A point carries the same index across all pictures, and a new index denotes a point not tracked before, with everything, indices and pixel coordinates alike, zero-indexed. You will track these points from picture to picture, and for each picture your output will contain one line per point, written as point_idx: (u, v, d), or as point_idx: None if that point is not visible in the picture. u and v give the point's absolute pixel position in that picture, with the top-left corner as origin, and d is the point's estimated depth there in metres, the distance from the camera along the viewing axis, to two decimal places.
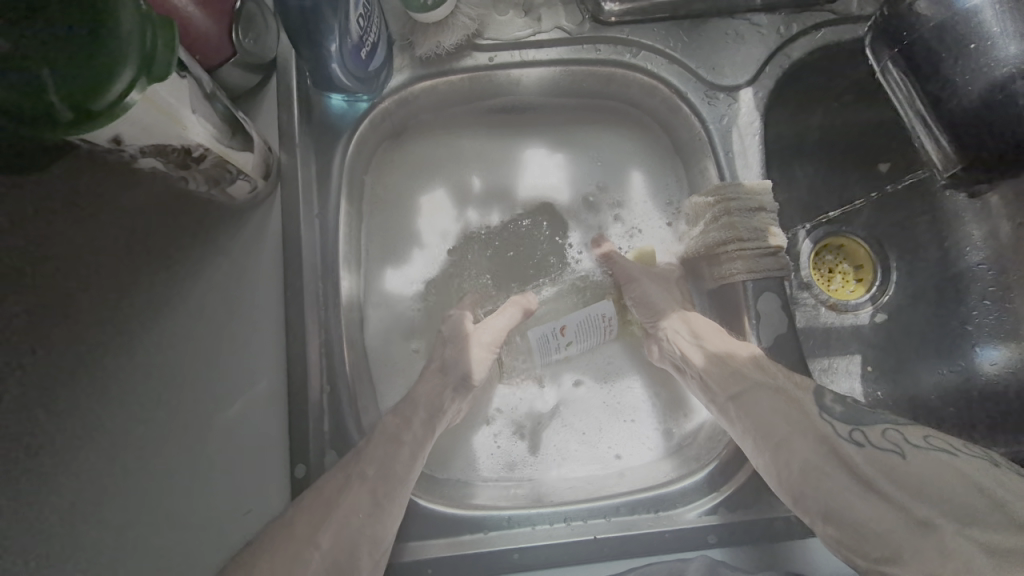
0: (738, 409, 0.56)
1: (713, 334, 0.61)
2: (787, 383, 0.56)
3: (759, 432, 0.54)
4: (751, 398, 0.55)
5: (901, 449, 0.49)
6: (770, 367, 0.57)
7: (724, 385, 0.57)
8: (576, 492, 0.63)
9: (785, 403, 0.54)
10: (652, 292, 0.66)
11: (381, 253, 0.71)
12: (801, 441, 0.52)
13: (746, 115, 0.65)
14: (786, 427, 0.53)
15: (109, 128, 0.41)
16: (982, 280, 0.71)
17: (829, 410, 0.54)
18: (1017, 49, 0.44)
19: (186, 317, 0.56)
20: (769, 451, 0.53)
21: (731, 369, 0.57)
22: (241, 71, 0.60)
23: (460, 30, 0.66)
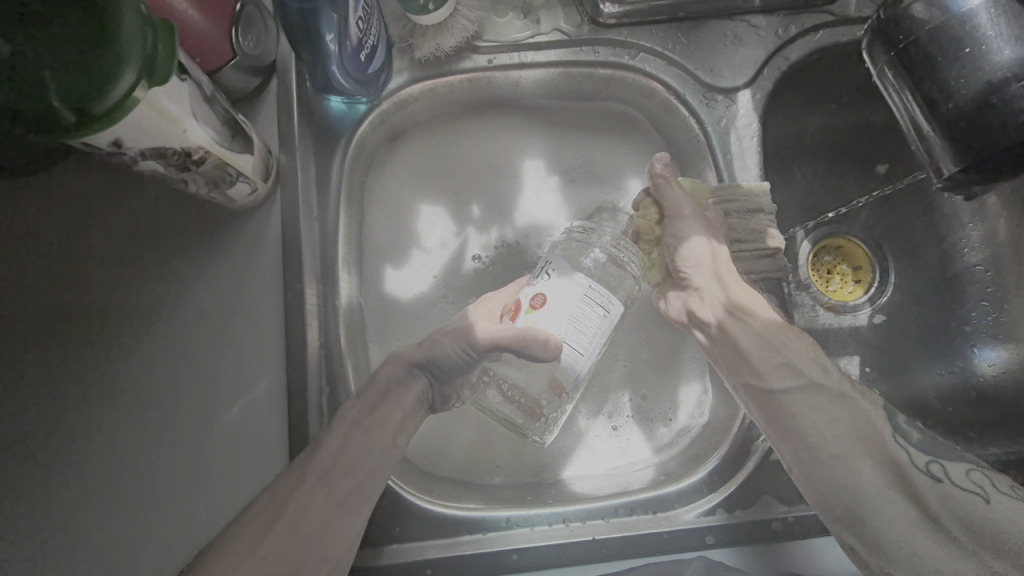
0: (787, 404, 0.53)
1: (763, 314, 0.57)
2: (854, 393, 0.54)
3: (811, 440, 0.51)
4: (807, 399, 0.53)
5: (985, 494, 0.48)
6: (833, 371, 0.55)
7: (778, 373, 0.55)
8: (598, 489, 0.63)
9: (846, 410, 0.53)
10: (694, 233, 0.59)
11: (381, 260, 0.71)
12: (862, 464, 0.50)
13: (744, 116, 0.66)
14: (847, 442, 0.51)
15: (109, 132, 0.41)
16: (981, 280, 0.71)
17: (905, 434, 0.52)
18: (1012, 52, 0.44)
19: (186, 320, 0.56)
20: (817, 464, 0.51)
21: (788, 360, 0.55)
22: (241, 73, 0.60)
23: (460, 33, 0.66)
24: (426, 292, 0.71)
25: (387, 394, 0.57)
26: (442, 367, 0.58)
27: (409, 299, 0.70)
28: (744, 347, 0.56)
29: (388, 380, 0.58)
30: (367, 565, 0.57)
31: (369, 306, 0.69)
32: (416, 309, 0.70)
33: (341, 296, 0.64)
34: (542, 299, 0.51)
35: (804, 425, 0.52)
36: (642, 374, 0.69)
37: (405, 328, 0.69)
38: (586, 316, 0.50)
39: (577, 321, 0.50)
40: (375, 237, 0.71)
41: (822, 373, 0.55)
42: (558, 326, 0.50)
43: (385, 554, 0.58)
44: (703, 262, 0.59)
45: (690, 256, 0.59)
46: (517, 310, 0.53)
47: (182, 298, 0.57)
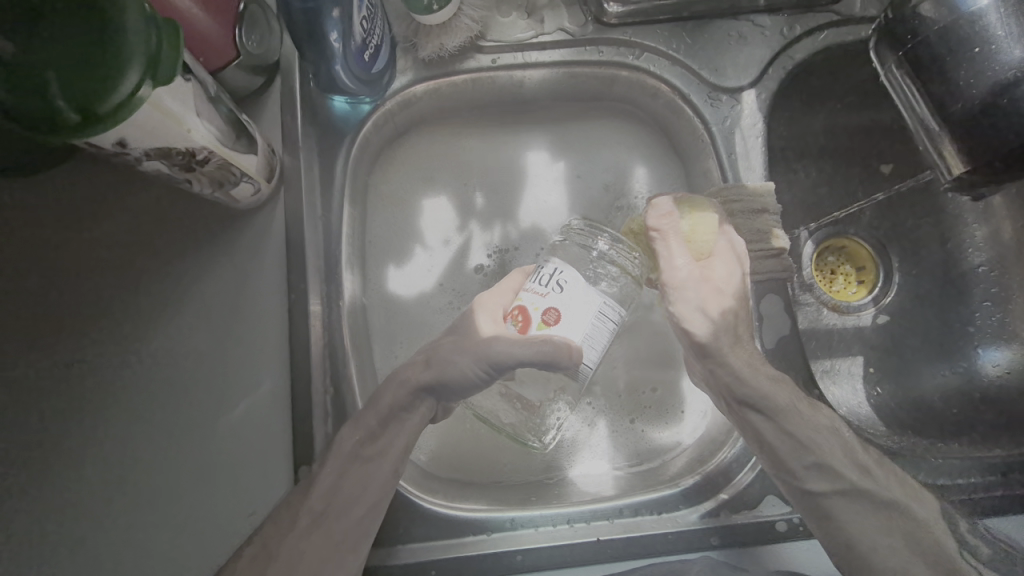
0: (824, 508, 0.51)
1: (794, 412, 0.54)
2: (902, 497, 0.50)
3: (841, 535, 0.50)
4: (846, 503, 0.51)
5: None
6: (875, 475, 0.51)
7: (810, 474, 0.52)
8: (595, 493, 0.63)
9: (895, 522, 0.49)
10: (692, 295, 0.57)
11: (384, 261, 0.71)
12: (876, 522, 0.50)
13: (749, 117, 0.66)
14: (884, 541, 0.49)
15: (114, 131, 0.41)
16: (983, 281, 0.71)
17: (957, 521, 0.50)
18: (1021, 52, 0.44)
19: (190, 320, 0.56)
20: (845, 549, 0.50)
21: (822, 465, 0.52)
22: (245, 73, 0.60)
23: (464, 32, 0.66)
24: (430, 293, 0.70)
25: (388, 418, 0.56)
26: (448, 387, 0.57)
27: (411, 299, 0.70)
28: (774, 449, 0.53)
29: (393, 405, 0.56)
30: (371, 565, 0.57)
31: (372, 303, 0.70)
32: (419, 309, 0.70)
33: (345, 295, 0.64)
34: (557, 313, 0.50)
35: (844, 526, 0.50)
36: (643, 380, 0.69)
37: (409, 325, 0.69)
38: (599, 329, 0.51)
39: (593, 335, 0.50)
40: (377, 238, 0.71)
41: (861, 474, 0.51)
42: (576, 341, 0.50)
43: (389, 554, 0.58)
44: (705, 339, 0.57)
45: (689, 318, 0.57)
46: (524, 318, 0.52)
47: (186, 298, 0.57)
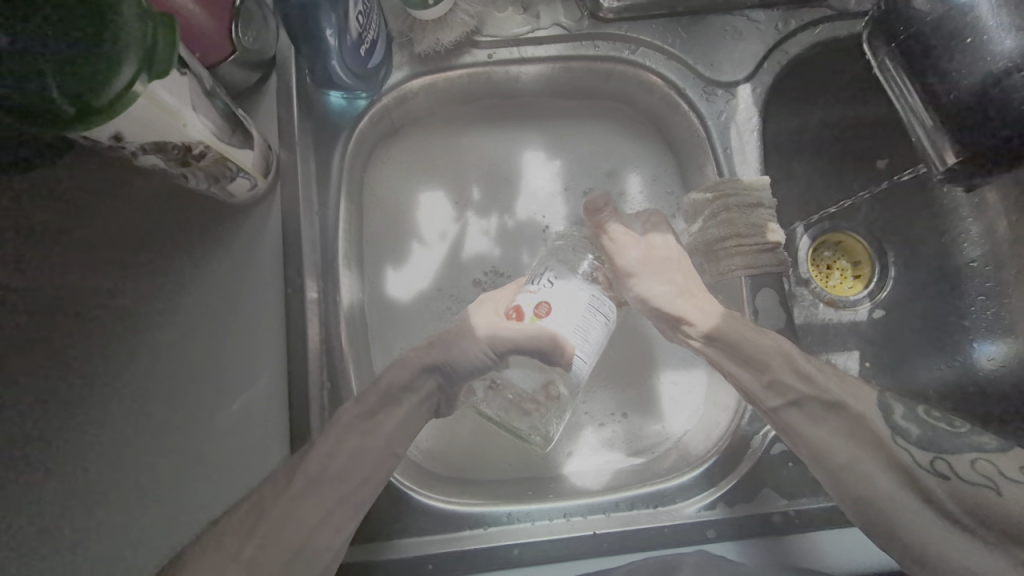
0: (789, 423, 0.52)
1: (738, 326, 0.56)
2: (844, 395, 0.51)
3: (815, 457, 0.50)
4: (802, 415, 0.52)
5: (995, 484, 0.46)
6: (819, 378, 0.52)
7: (766, 398, 0.53)
8: (601, 485, 0.63)
9: (843, 420, 0.51)
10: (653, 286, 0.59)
11: (381, 260, 0.71)
12: (867, 459, 0.49)
13: (744, 111, 0.66)
14: (853, 449, 0.49)
15: (109, 123, 0.41)
16: (980, 276, 0.72)
17: (905, 433, 0.50)
18: (1013, 41, 0.43)
19: (188, 314, 0.57)
20: (829, 475, 0.49)
21: (773, 380, 0.53)
22: (241, 68, 0.60)
23: (459, 27, 0.66)
24: (428, 290, 0.70)
25: (384, 403, 0.55)
26: (455, 368, 0.57)
27: (407, 294, 0.70)
28: (740, 380, 0.55)
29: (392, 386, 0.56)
30: (367, 560, 0.57)
31: (369, 300, 0.70)
32: (417, 305, 0.70)
33: (343, 297, 0.65)
34: (548, 306, 0.53)
35: (809, 438, 0.51)
36: (637, 372, 0.69)
37: (407, 319, 0.70)
38: (591, 323, 0.53)
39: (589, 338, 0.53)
40: (375, 237, 0.71)
41: (808, 382, 0.53)
42: (567, 333, 0.52)
43: (386, 549, 0.58)
44: (677, 305, 0.58)
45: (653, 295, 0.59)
46: (518, 314, 0.55)
47: (185, 292, 0.57)
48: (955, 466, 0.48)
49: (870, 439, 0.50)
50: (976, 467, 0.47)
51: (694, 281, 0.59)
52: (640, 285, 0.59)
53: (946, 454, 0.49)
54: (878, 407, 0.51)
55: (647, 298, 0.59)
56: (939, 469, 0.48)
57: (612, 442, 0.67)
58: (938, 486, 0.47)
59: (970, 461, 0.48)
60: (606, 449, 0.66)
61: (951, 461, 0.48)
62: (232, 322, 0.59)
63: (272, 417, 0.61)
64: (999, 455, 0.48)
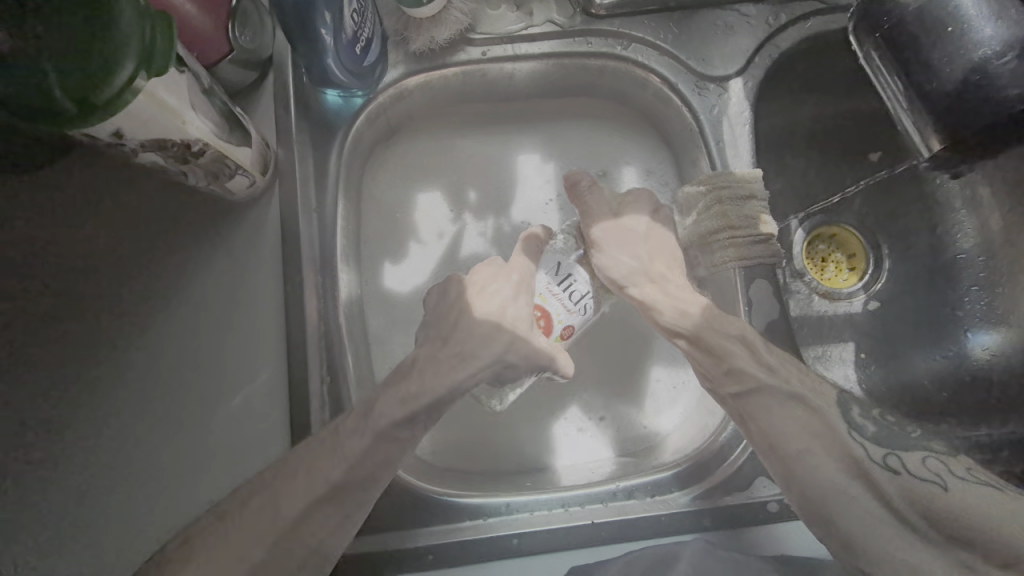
0: (747, 410, 0.53)
1: (697, 320, 0.56)
2: (805, 390, 0.53)
3: (772, 444, 0.51)
4: (762, 402, 0.52)
5: (943, 481, 0.47)
6: (781, 370, 0.54)
7: (724, 383, 0.54)
8: (579, 479, 0.64)
9: (803, 412, 0.52)
10: (616, 260, 0.59)
11: (380, 259, 0.71)
12: (821, 455, 0.50)
13: (736, 105, 0.67)
14: (805, 440, 0.50)
15: (110, 121, 0.42)
16: (971, 267, 0.71)
17: (861, 429, 0.52)
18: (992, 30, 0.44)
19: (188, 309, 0.58)
20: (781, 466, 0.51)
21: (731, 368, 0.54)
22: (239, 68, 0.62)
23: (453, 26, 0.67)
24: (424, 291, 0.71)
25: None
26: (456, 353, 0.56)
27: (404, 291, 0.71)
28: (703, 371, 0.56)
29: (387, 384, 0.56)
30: (370, 551, 0.58)
31: (368, 297, 0.71)
32: (412, 307, 0.70)
33: (341, 290, 0.65)
34: (571, 330, 0.58)
35: (764, 425, 0.52)
36: (626, 365, 0.69)
37: (405, 314, 0.70)
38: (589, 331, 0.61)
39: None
40: (374, 238, 0.72)
41: (770, 373, 0.54)
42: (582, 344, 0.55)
43: (387, 540, 0.59)
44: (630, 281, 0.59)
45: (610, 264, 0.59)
46: (547, 324, 0.57)
47: (185, 287, 0.58)
48: (907, 462, 0.49)
49: (825, 429, 0.51)
50: (926, 466, 0.49)
51: (672, 269, 0.60)
52: (603, 256, 0.60)
53: (899, 451, 0.50)
54: (837, 405, 0.53)
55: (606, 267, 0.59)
56: (891, 463, 0.49)
57: (594, 436, 0.67)
58: (890, 483, 0.48)
59: (921, 458, 0.50)
60: (587, 442, 0.67)
61: (903, 458, 0.50)
62: (234, 317, 0.61)
63: (272, 411, 0.62)
64: (949, 457, 0.50)
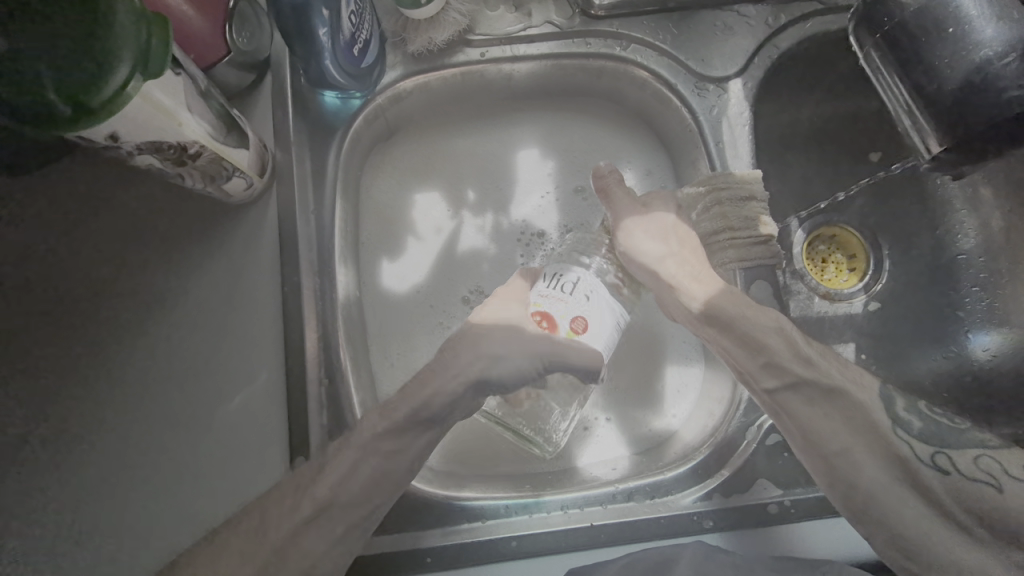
0: (783, 405, 0.52)
1: (738, 313, 0.54)
2: (845, 382, 0.51)
3: (811, 443, 0.51)
4: (798, 397, 0.52)
5: (994, 480, 0.47)
6: (821, 363, 0.52)
7: (761, 377, 0.53)
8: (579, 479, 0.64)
9: (842, 409, 0.51)
10: (642, 243, 0.58)
11: (378, 258, 0.71)
12: (862, 453, 0.49)
13: (735, 106, 0.67)
14: (847, 438, 0.50)
15: (106, 124, 0.42)
16: (972, 267, 0.72)
17: (908, 425, 0.50)
18: (993, 31, 0.44)
19: (185, 311, 0.58)
20: (824, 466, 0.50)
21: (769, 361, 0.53)
22: (236, 70, 0.61)
23: (451, 26, 0.67)
24: (422, 290, 0.71)
25: None
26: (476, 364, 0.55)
27: (402, 291, 0.71)
28: (737, 365, 0.55)
29: None
30: (369, 554, 0.58)
31: (365, 296, 0.70)
32: (411, 305, 0.70)
33: (340, 292, 0.64)
34: (585, 321, 0.52)
35: (803, 421, 0.51)
36: (627, 366, 0.69)
37: (403, 314, 0.70)
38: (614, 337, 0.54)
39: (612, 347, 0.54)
40: (373, 239, 0.72)
41: (808, 366, 0.52)
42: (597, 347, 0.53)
43: (386, 543, 0.59)
44: (669, 270, 0.57)
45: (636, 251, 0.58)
46: (550, 324, 0.54)
47: (181, 289, 0.58)
48: (957, 461, 0.49)
49: (866, 426, 0.50)
50: (980, 464, 0.48)
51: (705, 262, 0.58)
52: (632, 240, 0.59)
53: (948, 448, 0.49)
54: (880, 399, 0.52)
55: (633, 251, 0.58)
56: (940, 464, 0.49)
57: (595, 438, 0.67)
58: (936, 480, 0.48)
59: (973, 457, 0.49)
60: (588, 443, 0.67)
61: (953, 456, 0.49)
62: (230, 318, 0.60)
63: None
64: (1000, 452, 0.49)
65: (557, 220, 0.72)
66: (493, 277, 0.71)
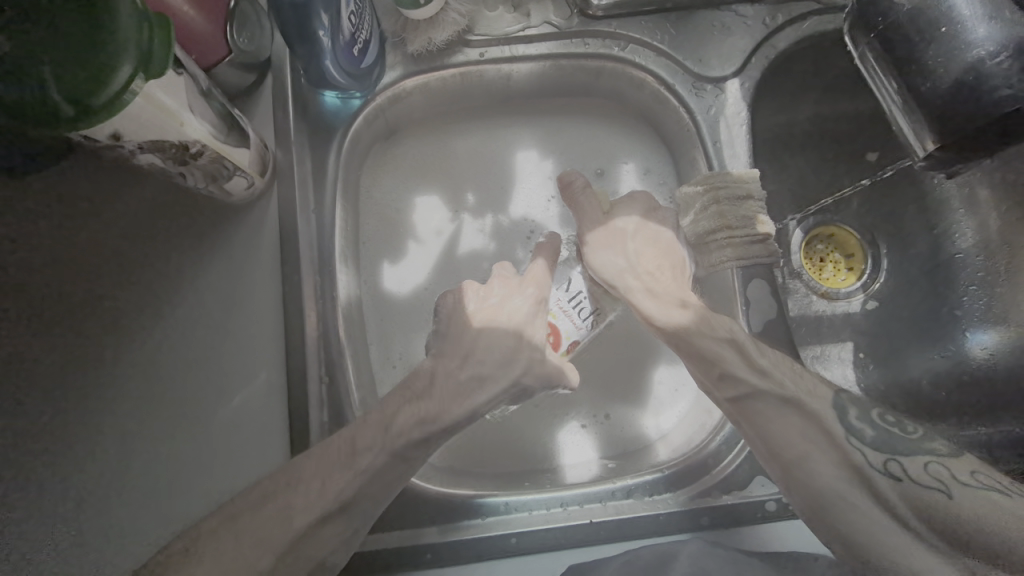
0: (749, 412, 0.53)
1: (693, 326, 0.57)
2: (799, 392, 0.53)
3: (770, 451, 0.52)
4: (758, 406, 0.53)
5: (945, 487, 0.47)
6: (774, 373, 0.54)
7: (721, 389, 0.55)
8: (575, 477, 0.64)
9: (798, 416, 0.52)
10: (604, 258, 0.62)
11: (378, 261, 0.72)
12: (817, 460, 0.51)
13: (733, 105, 0.67)
14: (802, 447, 0.51)
15: (108, 123, 0.42)
16: (969, 266, 0.71)
17: (859, 434, 0.51)
18: (985, 31, 0.44)
19: (188, 309, 0.58)
20: (781, 469, 0.52)
21: (721, 372, 0.54)
22: (237, 70, 0.62)
23: (450, 27, 0.67)
24: (423, 291, 0.71)
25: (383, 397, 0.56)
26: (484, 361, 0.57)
27: (404, 292, 0.71)
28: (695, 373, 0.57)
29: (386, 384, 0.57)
30: (368, 551, 0.59)
31: (366, 295, 0.71)
32: (411, 305, 0.71)
33: (340, 292, 0.66)
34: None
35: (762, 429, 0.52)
36: (626, 366, 0.69)
37: (404, 313, 0.71)
38: None
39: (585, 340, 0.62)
40: (374, 239, 0.72)
41: (763, 376, 0.54)
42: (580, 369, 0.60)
43: (386, 540, 0.59)
44: (629, 286, 0.61)
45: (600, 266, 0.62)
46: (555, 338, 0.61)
47: (184, 288, 0.59)
48: (908, 467, 0.49)
49: (821, 433, 0.51)
50: (929, 471, 0.48)
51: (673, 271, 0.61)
52: (594, 257, 0.63)
53: (900, 455, 0.50)
54: (834, 408, 0.53)
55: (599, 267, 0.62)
56: (892, 470, 0.49)
57: (589, 436, 0.67)
58: (890, 490, 0.48)
59: (924, 464, 0.49)
60: (583, 442, 0.67)
61: (905, 463, 0.49)
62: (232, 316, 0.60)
63: (271, 411, 0.62)
64: None
65: (557, 220, 0.72)
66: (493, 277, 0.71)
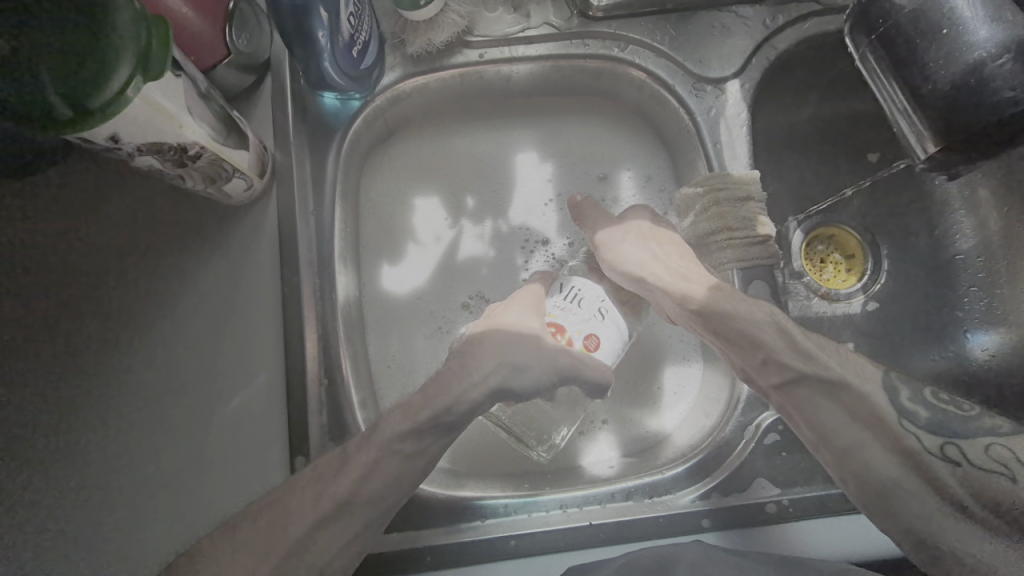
0: (795, 399, 0.51)
1: (734, 310, 0.54)
2: (845, 375, 0.51)
3: (823, 440, 0.50)
4: (801, 394, 0.51)
5: (1010, 471, 0.45)
6: (821, 356, 0.51)
7: (766, 375, 0.53)
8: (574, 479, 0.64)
9: (849, 400, 0.50)
10: (629, 254, 0.60)
11: (378, 263, 0.71)
12: (869, 450, 0.49)
13: (734, 106, 0.67)
14: (858, 432, 0.49)
15: (106, 125, 0.42)
16: (969, 267, 0.72)
17: (913, 416, 0.49)
18: (987, 32, 0.44)
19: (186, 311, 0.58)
20: (835, 461, 0.49)
21: (767, 358, 0.52)
22: (236, 71, 0.62)
23: (450, 28, 0.67)
24: (422, 294, 0.71)
25: None
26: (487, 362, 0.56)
27: (402, 295, 0.71)
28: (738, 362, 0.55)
29: None
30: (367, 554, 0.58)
31: (365, 298, 0.70)
32: (410, 308, 0.70)
33: (340, 292, 0.65)
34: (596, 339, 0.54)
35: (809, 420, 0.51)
36: (630, 374, 0.69)
37: (403, 316, 0.70)
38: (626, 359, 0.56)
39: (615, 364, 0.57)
40: (372, 241, 0.72)
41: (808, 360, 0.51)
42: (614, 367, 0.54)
43: (385, 543, 0.59)
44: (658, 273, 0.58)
45: (625, 262, 0.60)
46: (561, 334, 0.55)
47: (182, 290, 0.59)
48: (969, 453, 0.47)
49: (872, 417, 0.49)
50: (991, 453, 0.46)
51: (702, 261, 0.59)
52: (615, 255, 0.61)
53: (958, 439, 0.48)
54: (885, 392, 0.51)
55: (619, 263, 0.60)
56: (948, 454, 0.47)
57: (592, 442, 0.67)
58: (949, 476, 0.46)
59: (985, 446, 0.47)
60: (585, 448, 0.67)
61: (964, 447, 0.47)
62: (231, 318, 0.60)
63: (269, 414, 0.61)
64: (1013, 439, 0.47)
65: (557, 223, 0.72)
66: (492, 281, 0.71)
